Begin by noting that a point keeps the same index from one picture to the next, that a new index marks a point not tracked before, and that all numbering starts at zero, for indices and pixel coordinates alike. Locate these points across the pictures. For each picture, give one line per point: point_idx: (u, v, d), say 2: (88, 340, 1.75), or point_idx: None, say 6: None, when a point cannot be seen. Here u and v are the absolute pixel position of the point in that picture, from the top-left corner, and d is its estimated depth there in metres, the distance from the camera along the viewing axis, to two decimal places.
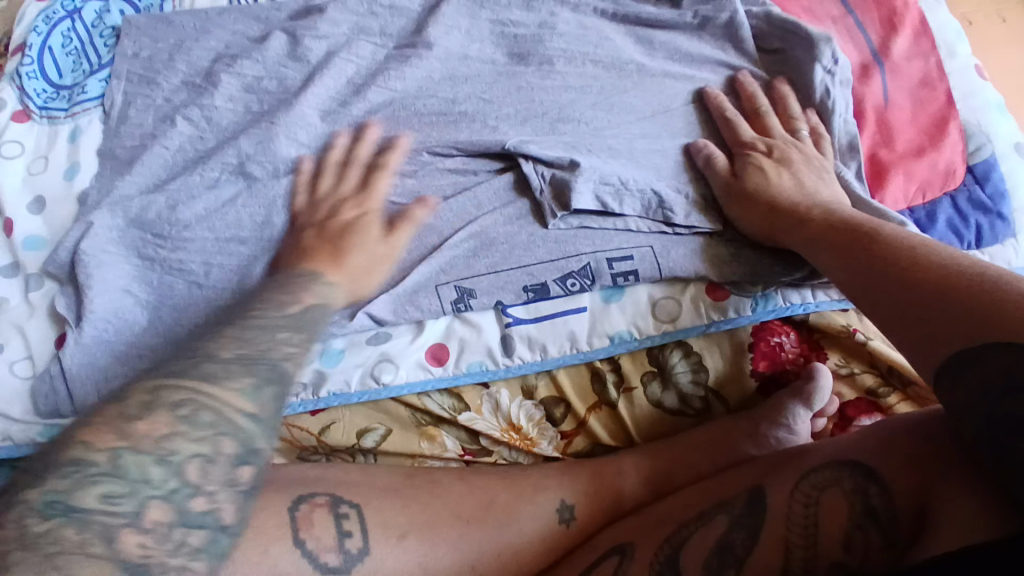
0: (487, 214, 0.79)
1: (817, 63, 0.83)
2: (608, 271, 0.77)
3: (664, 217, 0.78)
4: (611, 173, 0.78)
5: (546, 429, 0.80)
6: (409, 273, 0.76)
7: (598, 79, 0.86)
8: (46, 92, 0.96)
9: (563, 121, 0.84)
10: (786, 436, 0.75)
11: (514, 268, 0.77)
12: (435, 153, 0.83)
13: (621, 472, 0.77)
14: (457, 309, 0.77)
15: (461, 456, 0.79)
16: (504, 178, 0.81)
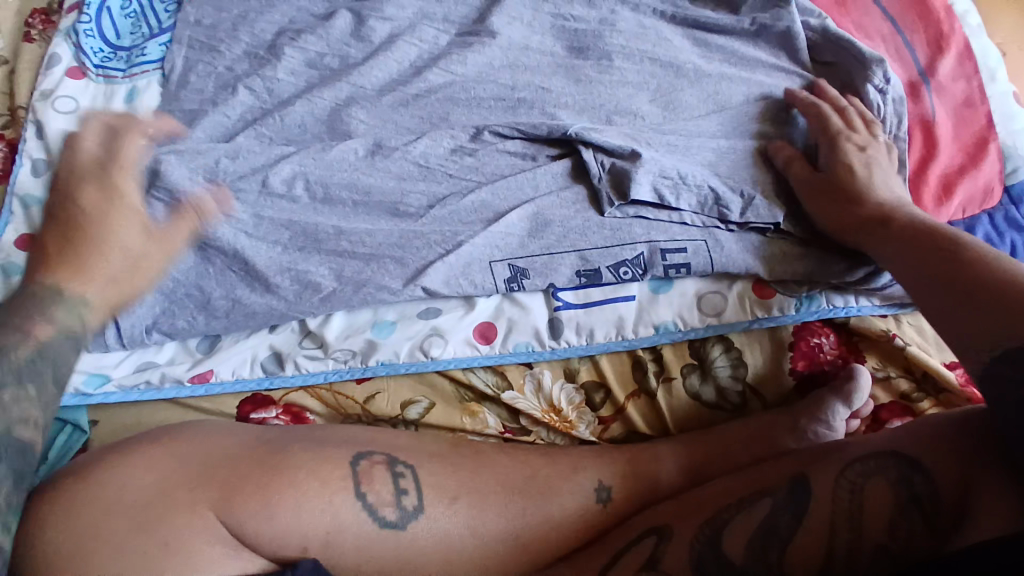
0: (544, 196, 0.81)
1: (868, 82, 0.86)
2: (662, 262, 0.79)
3: (719, 214, 0.81)
4: (671, 168, 0.81)
5: (586, 412, 0.80)
6: (465, 244, 0.78)
7: (655, 77, 0.89)
8: (102, 51, 0.97)
9: (619, 114, 0.87)
10: (825, 432, 0.77)
11: (569, 252, 0.79)
12: (495, 133, 0.84)
13: (658, 458, 0.78)
14: (510, 288, 0.79)
15: (500, 433, 0.78)
16: (561, 164, 0.83)
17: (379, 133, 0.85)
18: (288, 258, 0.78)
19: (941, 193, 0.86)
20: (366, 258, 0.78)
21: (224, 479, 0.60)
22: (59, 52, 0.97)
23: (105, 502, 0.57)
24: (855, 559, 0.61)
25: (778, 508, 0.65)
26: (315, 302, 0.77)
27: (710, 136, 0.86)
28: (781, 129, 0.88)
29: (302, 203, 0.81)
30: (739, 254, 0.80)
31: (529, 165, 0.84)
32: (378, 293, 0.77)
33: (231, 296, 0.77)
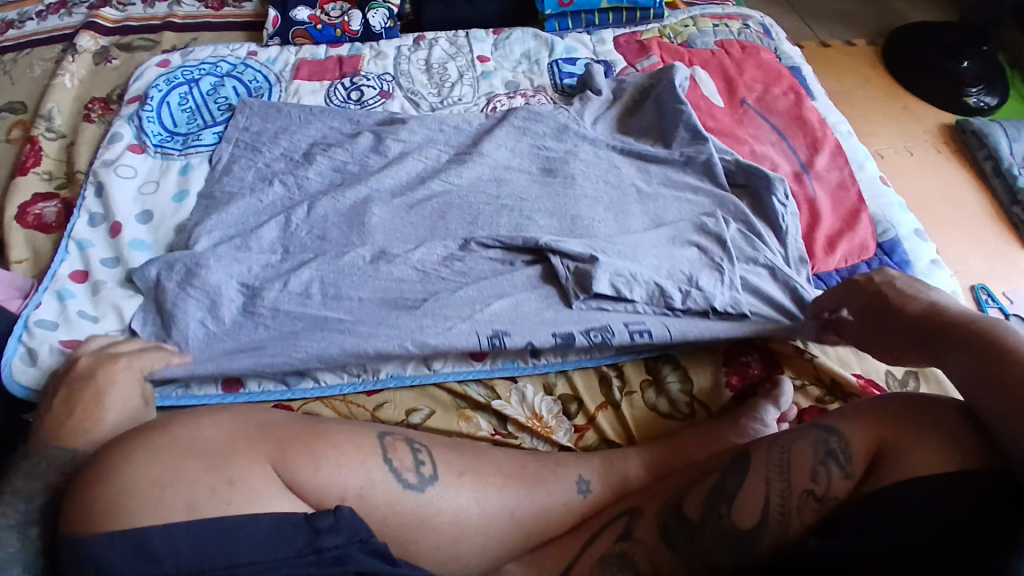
0: (522, 293, 0.91)
1: (773, 197, 1.05)
2: (621, 297, 0.92)
3: (664, 305, 0.93)
4: (623, 269, 0.92)
5: (563, 421, 0.91)
6: (451, 329, 0.87)
7: (608, 194, 1.06)
8: (160, 134, 1.18)
9: (577, 229, 1.01)
10: (761, 428, 0.87)
11: (541, 326, 0.89)
12: (480, 244, 0.96)
13: (626, 461, 0.87)
14: (492, 343, 0.87)
15: (492, 437, 0.88)
16: (535, 269, 0.94)
17: (395, 193, 1.03)
18: (301, 305, 0.88)
19: (827, 248, 1.09)
20: (364, 333, 0.86)
21: (280, 437, 0.70)
22: (121, 131, 1.19)
23: (176, 449, 0.65)
24: (786, 505, 0.69)
25: (726, 475, 0.74)
26: (321, 341, 0.85)
27: (661, 266, 0.96)
28: (709, 234, 1.01)
29: (315, 301, 0.89)
30: (672, 325, 0.92)
31: (508, 269, 0.94)
32: (379, 341, 0.85)
33: (254, 343, 0.86)
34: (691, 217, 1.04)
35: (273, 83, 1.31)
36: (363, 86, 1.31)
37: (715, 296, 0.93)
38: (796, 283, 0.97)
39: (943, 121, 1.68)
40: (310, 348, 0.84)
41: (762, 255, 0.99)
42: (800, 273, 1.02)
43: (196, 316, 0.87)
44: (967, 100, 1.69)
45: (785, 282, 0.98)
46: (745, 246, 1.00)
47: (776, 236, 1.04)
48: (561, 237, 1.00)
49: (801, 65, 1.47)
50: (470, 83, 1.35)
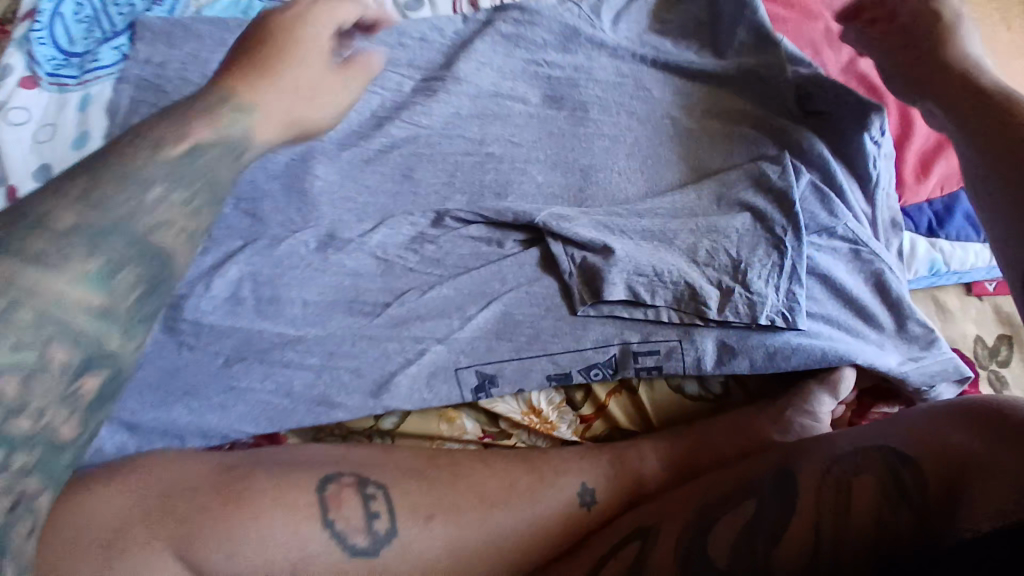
0: (510, 291, 0.74)
1: (866, 133, 0.79)
2: (647, 298, 0.73)
3: (697, 310, 0.74)
4: (646, 263, 0.73)
5: (566, 413, 0.77)
6: (420, 359, 0.71)
7: (632, 131, 0.83)
8: (54, 58, 0.92)
9: (589, 184, 0.80)
10: (810, 423, 0.74)
11: (539, 356, 0.73)
12: (457, 218, 0.77)
13: (641, 457, 0.77)
14: (478, 397, 0.72)
15: (480, 439, 0.75)
16: (531, 255, 0.75)
17: (342, 142, 0.81)
18: (233, 321, 0.71)
19: (920, 170, 0.84)
20: (317, 368, 0.70)
21: (185, 513, 0.60)
22: (12, 62, 0.92)
23: (64, 541, 0.57)
24: (841, 552, 0.59)
25: (764, 501, 0.65)
26: (261, 374, 0.70)
27: (697, 243, 0.76)
28: (769, 192, 0.78)
29: (246, 307, 0.72)
30: (707, 337, 0.74)
31: (493, 252, 0.76)
32: (340, 374, 0.70)
33: (185, 383, 0.69)
34: (747, 162, 0.81)
35: None
36: None
37: (763, 299, 0.74)
38: (881, 266, 0.76)
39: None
40: (250, 390, 0.69)
41: (842, 225, 0.77)
42: (890, 250, 0.79)
43: None
44: None
45: (868, 256, 0.77)
46: (820, 212, 0.77)
47: (854, 185, 0.81)
48: (563, 198, 0.79)
49: None
50: None
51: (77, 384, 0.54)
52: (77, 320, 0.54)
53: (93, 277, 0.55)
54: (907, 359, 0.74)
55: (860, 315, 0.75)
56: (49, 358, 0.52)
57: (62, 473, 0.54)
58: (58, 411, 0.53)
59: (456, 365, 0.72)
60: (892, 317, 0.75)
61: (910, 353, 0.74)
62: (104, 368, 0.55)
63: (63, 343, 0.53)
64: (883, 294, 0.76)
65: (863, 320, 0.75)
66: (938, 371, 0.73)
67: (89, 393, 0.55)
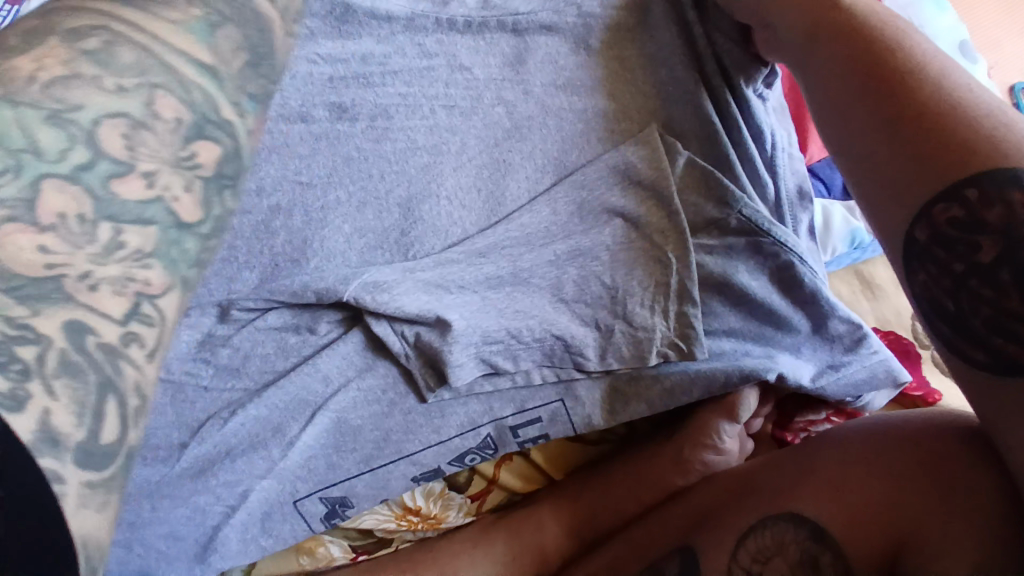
0: (339, 392, 0.59)
1: (747, 87, 0.61)
2: (509, 365, 0.58)
3: (574, 363, 0.59)
4: (495, 327, 0.57)
5: (452, 499, 0.66)
6: (251, 496, 0.58)
7: (457, 133, 0.63)
8: None
9: (412, 224, 0.61)
10: (715, 458, 0.62)
11: (397, 459, 0.60)
12: (248, 308, 0.60)
13: (541, 526, 0.67)
14: (331, 523, 0.61)
15: (352, 559, 0.65)
16: (355, 337, 0.60)
17: None
18: None
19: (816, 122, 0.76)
20: (121, 545, 0.56)
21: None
22: None
23: None
24: None
25: None
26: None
27: (566, 279, 0.59)
28: (639, 187, 0.61)
29: None
30: (596, 390, 0.61)
31: (304, 341, 0.60)
32: (152, 542, 0.57)
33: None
34: (617, 148, 0.62)
35: None
36: None
37: (651, 334, 0.59)
38: (792, 255, 0.59)
39: None
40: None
41: (736, 213, 0.59)
42: (800, 227, 0.63)
43: None
44: None
45: (772, 246, 0.59)
46: (706, 203, 0.60)
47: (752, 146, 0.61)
48: (384, 253, 0.61)
49: None
50: None
51: (191, 147, 0.46)
52: (183, 69, 0.47)
53: (197, 25, 0.47)
54: (827, 367, 0.62)
55: (773, 323, 0.60)
56: (157, 111, 0.45)
57: (188, 268, 0.47)
58: (174, 180, 0.46)
59: (294, 498, 0.59)
60: (809, 316, 0.61)
61: (831, 359, 0.62)
62: (218, 139, 0.47)
63: (172, 94, 0.46)
64: (797, 292, 0.60)
65: (778, 329, 0.61)
66: (859, 376, 0.62)
67: (207, 168, 0.47)
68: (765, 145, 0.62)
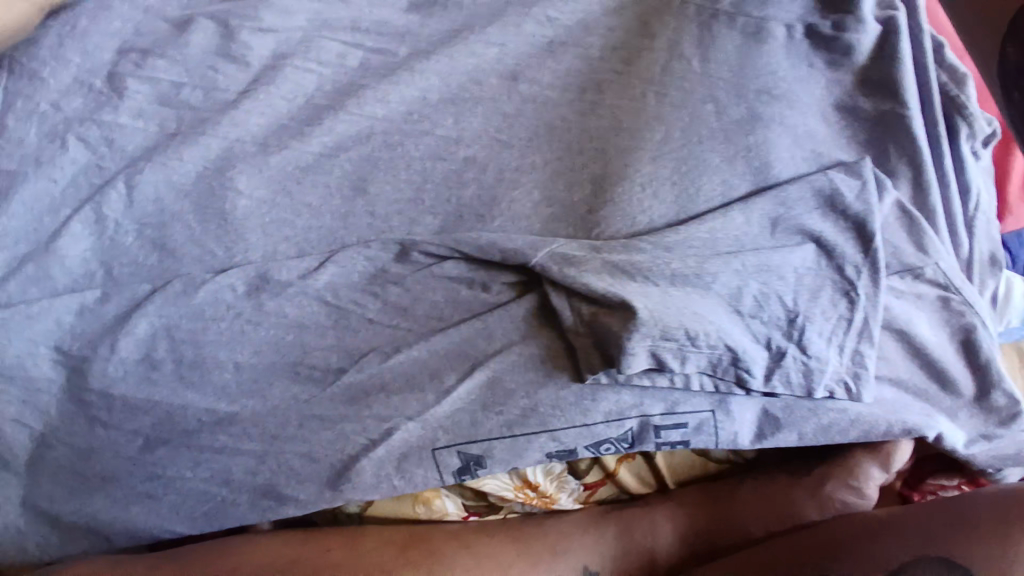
0: (499, 353, 0.59)
1: (964, 141, 0.62)
2: (676, 363, 0.57)
3: (737, 378, 0.58)
4: (676, 323, 0.56)
5: (568, 482, 0.66)
6: (394, 436, 0.58)
7: (663, 122, 0.62)
8: None
9: (603, 202, 0.61)
10: (856, 501, 0.61)
11: (538, 432, 0.58)
12: (427, 253, 0.60)
13: (654, 529, 0.66)
14: (461, 479, 0.59)
15: (465, 518, 0.65)
16: (524, 304, 0.60)
17: (267, 142, 0.62)
18: (166, 396, 0.58)
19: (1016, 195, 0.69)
20: (259, 454, 0.57)
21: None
22: None
23: None
24: None
25: None
26: (190, 462, 0.58)
27: (747, 293, 0.58)
28: (841, 215, 0.60)
29: (167, 378, 0.59)
30: (749, 410, 0.60)
31: (471, 297, 0.61)
32: (288, 459, 0.57)
33: (104, 469, 0.58)
34: (827, 170, 0.61)
35: None
36: None
37: (822, 366, 0.58)
38: (973, 317, 0.60)
39: None
40: (180, 479, 0.58)
41: (931, 265, 0.60)
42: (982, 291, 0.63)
43: (11, 416, 0.59)
44: None
45: (961, 305, 0.60)
46: (904, 246, 0.60)
47: (956, 203, 0.62)
48: (565, 228, 0.61)
49: None
50: None
51: None
52: None
53: None
54: (979, 436, 0.60)
55: (937, 379, 0.60)
56: None
57: None
58: None
59: (432, 446, 0.58)
60: (975, 380, 0.60)
61: (983, 428, 0.60)
62: None
63: None
64: (969, 354, 0.61)
65: (942, 387, 0.60)
66: (1013, 452, 0.60)
67: None
68: (968, 206, 0.63)
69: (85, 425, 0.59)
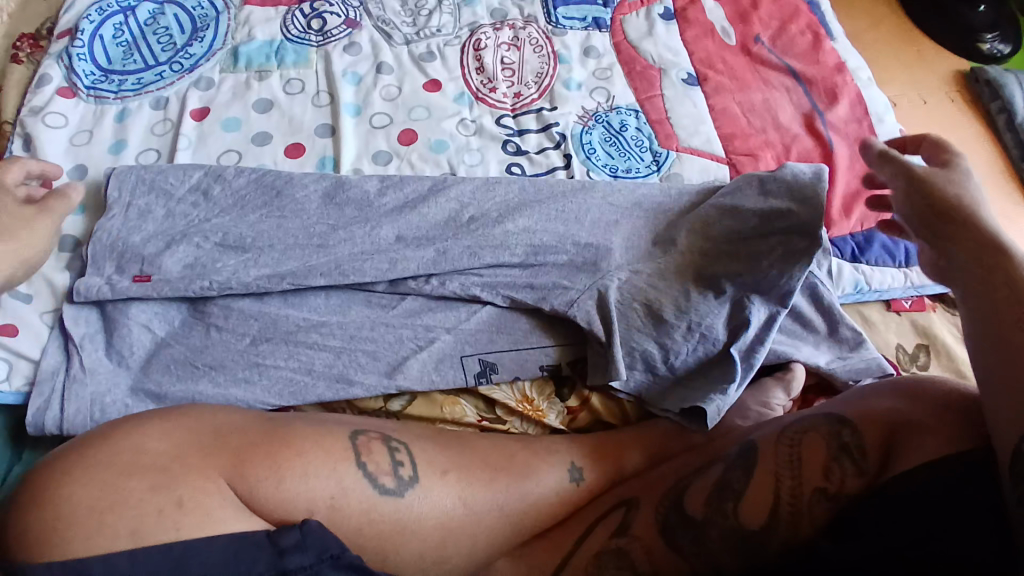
0: (514, 291, 0.83)
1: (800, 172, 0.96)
2: (633, 315, 0.83)
3: (674, 318, 0.83)
4: (625, 285, 0.83)
5: (556, 403, 0.87)
6: (437, 342, 0.82)
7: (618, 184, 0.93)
8: (93, 74, 0.98)
9: (575, 197, 0.89)
10: (765, 411, 0.86)
11: (533, 349, 0.84)
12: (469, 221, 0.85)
13: (621, 441, 0.86)
14: (479, 381, 0.83)
15: (477, 422, 0.84)
16: (527, 250, 0.83)
17: (358, 161, 0.94)
18: (271, 312, 0.80)
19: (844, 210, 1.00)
20: (337, 350, 0.80)
21: (236, 446, 0.62)
22: (50, 73, 0.98)
23: (120, 463, 0.58)
24: (797, 504, 0.70)
25: (730, 467, 0.75)
26: (285, 353, 0.79)
27: (681, 271, 0.85)
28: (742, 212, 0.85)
29: (274, 296, 0.81)
30: (691, 355, 0.84)
31: (496, 250, 0.82)
32: (358, 356, 0.80)
33: (212, 359, 0.78)
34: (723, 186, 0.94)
35: (219, 9, 1.06)
36: (323, 12, 1.06)
37: (720, 310, 0.84)
38: (816, 279, 0.89)
39: (956, 68, 1.40)
40: (274, 367, 0.78)
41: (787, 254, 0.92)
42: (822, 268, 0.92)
43: (142, 321, 0.78)
44: (982, 45, 1.41)
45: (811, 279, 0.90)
46: None
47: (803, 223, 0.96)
48: (552, 219, 0.86)
49: (827, 15, 1.24)
50: (449, 9, 1.10)
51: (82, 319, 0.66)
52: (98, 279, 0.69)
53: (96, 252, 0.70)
54: (837, 357, 0.90)
55: (803, 323, 0.90)
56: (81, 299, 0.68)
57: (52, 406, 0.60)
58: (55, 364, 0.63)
59: (462, 353, 0.82)
60: (826, 321, 0.90)
61: (840, 353, 0.90)
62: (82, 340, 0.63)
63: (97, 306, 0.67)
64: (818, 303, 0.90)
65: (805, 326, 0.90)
66: (861, 366, 0.89)
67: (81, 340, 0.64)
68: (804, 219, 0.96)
69: (202, 332, 0.78)
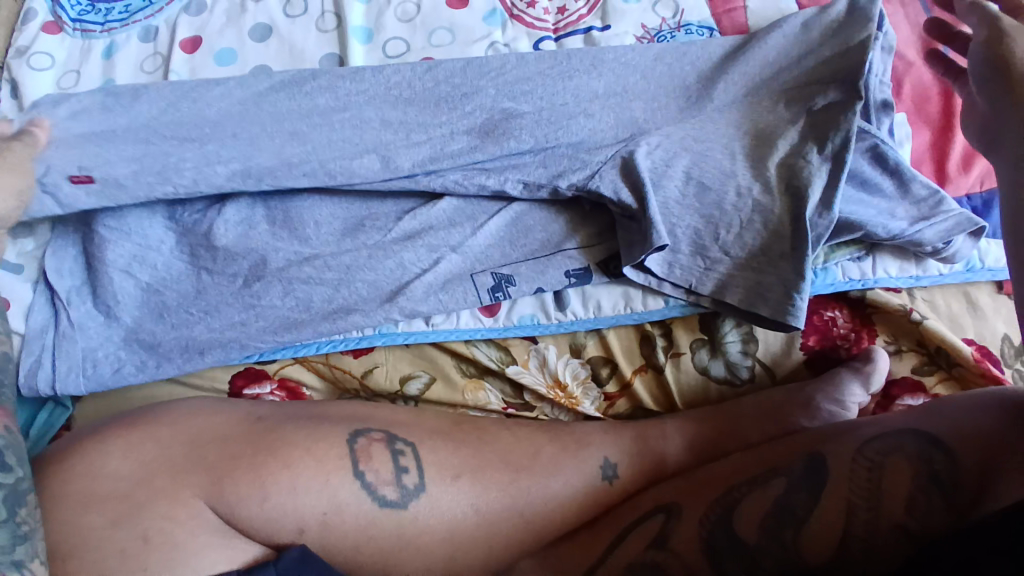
0: (528, 187, 0.73)
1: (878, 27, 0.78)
2: (668, 187, 0.72)
3: (716, 201, 0.72)
4: (653, 162, 0.73)
5: (591, 388, 0.77)
6: (441, 263, 0.72)
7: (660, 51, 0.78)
8: (81, 4, 0.85)
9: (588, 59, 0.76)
10: (838, 411, 0.74)
11: (555, 254, 0.74)
12: (467, 104, 0.73)
13: (665, 436, 0.75)
14: (495, 297, 0.73)
15: (502, 409, 0.75)
16: (539, 132, 0.73)
17: None
18: (269, 280, 0.71)
19: (961, 163, 0.80)
20: (335, 283, 0.71)
21: (215, 459, 0.59)
22: (35, 6, 0.85)
23: (75, 496, 0.56)
24: (872, 538, 0.60)
25: (794, 487, 0.64)
26: (280, 291, 0.71)
27: (718, 135, 0.74)
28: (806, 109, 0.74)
29: (262, 229, 0.72)
30: (749, 233, 0.71)
31: (500, 137, 0.72)
32: (357, 286, 0.72)
33: (206, 304, 0.71)
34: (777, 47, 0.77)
35: None
36: None
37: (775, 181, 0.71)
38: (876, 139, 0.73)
39: None
40: (271, 306, 0.71)
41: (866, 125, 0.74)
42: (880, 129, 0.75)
43: (122, 267, 0.71)
44: None
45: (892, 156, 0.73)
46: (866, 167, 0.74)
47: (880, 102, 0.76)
48: (563, 94, 0.74)
49: None
50: None
51: None
52: None
53: None
54: (919, 219, 0.73)
55: (869, 191, 0.74)
56: None
57: None
58: None
59: (471, 271, 0.73)
60: (894, 181, 0.74)
61: (921, 215, 0.73)
62: None
63: None
64: (882, 164, 0.74)
65: (869, 192, 0.74)
66: (950, 225, 0.73)
67: None
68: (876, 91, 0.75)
69: (194, 276, 0.71)
